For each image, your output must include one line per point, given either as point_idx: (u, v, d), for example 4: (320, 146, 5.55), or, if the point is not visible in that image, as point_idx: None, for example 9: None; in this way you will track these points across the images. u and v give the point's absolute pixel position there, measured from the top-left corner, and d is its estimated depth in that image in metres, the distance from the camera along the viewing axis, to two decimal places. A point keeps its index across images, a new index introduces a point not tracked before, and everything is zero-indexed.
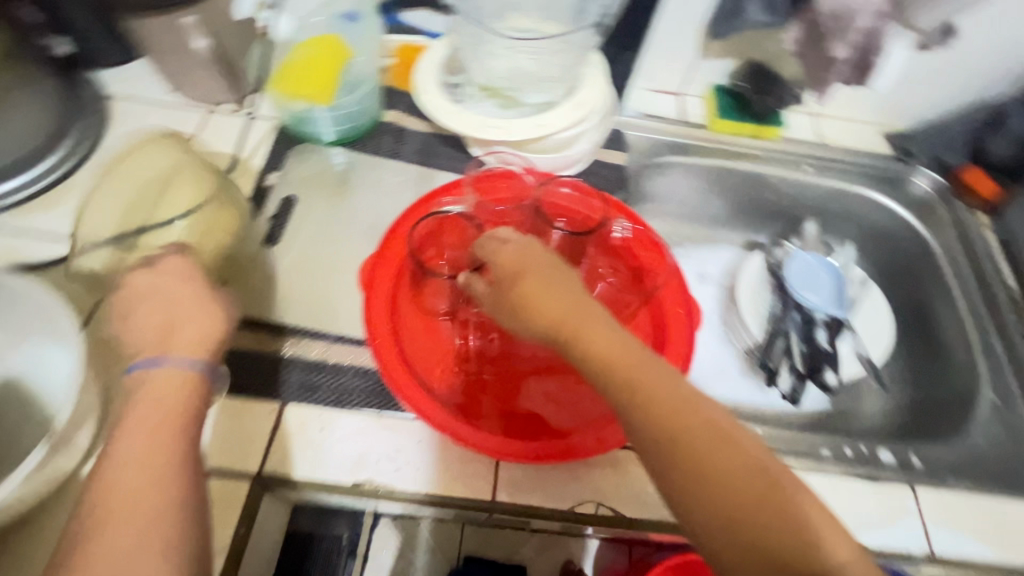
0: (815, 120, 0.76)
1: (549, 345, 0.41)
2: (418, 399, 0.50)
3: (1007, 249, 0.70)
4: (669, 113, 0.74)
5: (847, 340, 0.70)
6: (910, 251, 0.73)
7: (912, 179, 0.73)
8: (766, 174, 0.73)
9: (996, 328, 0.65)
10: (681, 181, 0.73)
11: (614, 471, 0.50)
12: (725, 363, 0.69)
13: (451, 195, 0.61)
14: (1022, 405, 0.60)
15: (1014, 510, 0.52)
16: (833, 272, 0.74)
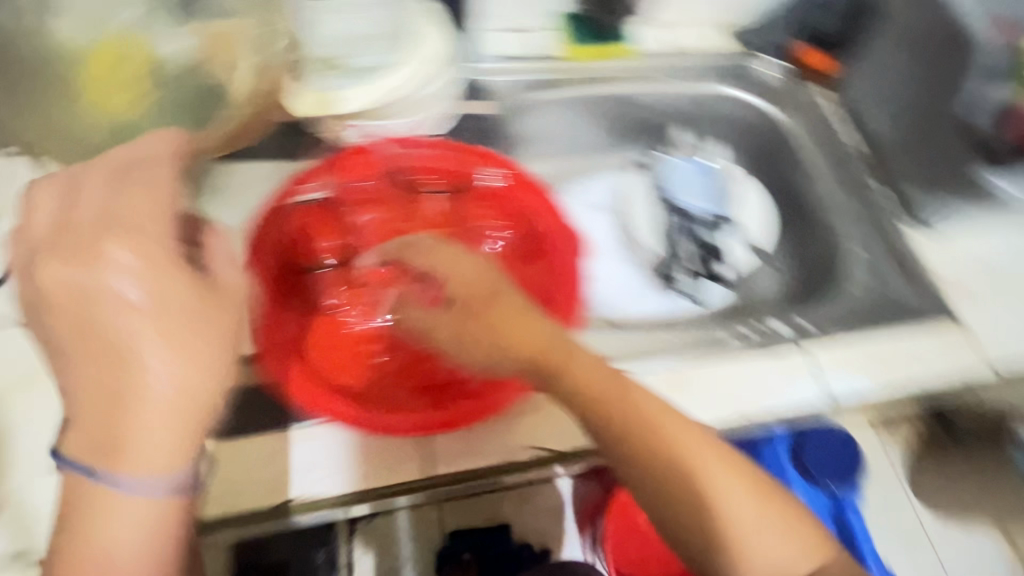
0: (663, 29, 0.74)
1: (526, 373, 0.43)
2: (314, 392, 0.48)
3: (854, 116, 0.73)
4: (521, 49, 0.70)
5: (732, 232, 0.75)
6: (772, 136, 0.76)
7: (758, 68, 0.75)
8: (630, 92, 0.73)
9: (856, 188, 0.69)
10: (551, 117, 0.72)
11: (537, 415, 0.48)
12: (629, 281, 0.72)
13: (312, 181, 0.57)
14: (888, 244, 0.65)
15: (891, 338, 0.56)
16: (708, 172, 0.77)
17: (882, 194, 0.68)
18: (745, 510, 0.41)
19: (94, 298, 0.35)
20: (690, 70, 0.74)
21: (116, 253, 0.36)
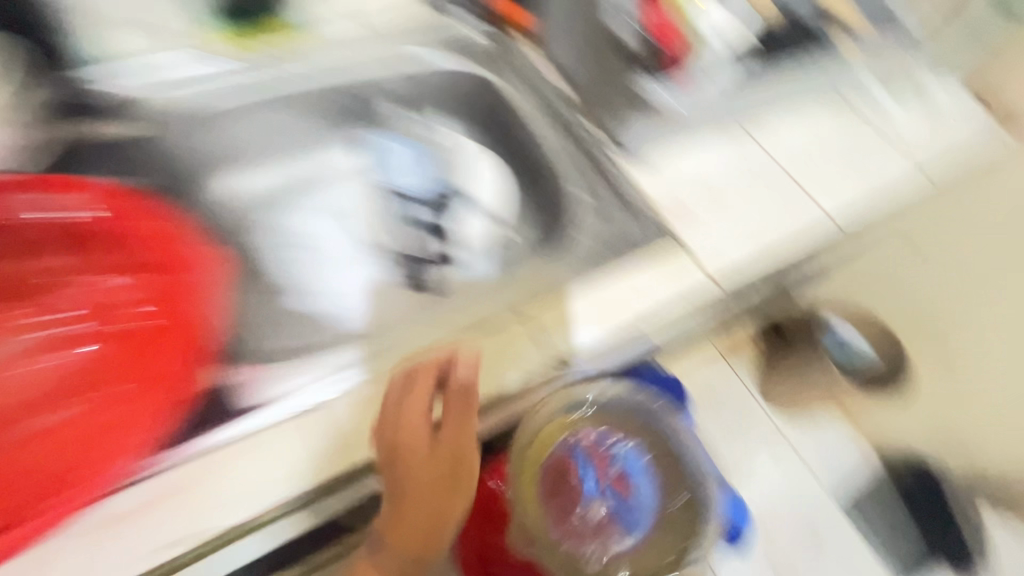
0: (354, 18, 0.74)
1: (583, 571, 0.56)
2: None
3: (554, 64, 0.73)
4: (190, 68, 0.66)
5: (471, 212, 0.76)
6: (490, 96, 0.74)
7: (457, 34, 0.75)
8: (326, 79, 0.70)
9: (566, 133, 0.69)
10: (246, 134, 0.69)
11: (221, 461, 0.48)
12: (382, 291, 0.71)
13: None
14: (616, 211, 0.64)
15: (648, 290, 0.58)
16: (413, 147, 0.78)
17: (592, 138, 0.68)
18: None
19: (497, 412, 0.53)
20: (368, 51, 0.73)
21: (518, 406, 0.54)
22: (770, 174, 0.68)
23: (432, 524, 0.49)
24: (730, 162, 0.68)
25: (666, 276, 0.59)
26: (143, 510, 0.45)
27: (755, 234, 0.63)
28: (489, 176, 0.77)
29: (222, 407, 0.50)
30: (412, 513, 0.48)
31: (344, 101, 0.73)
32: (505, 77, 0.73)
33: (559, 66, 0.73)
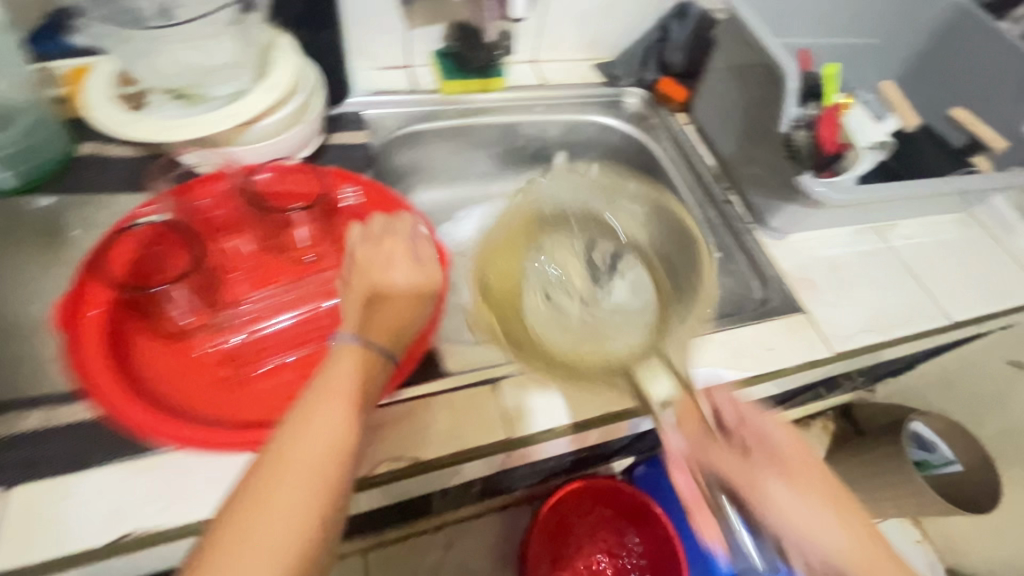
0: (534, 66, 0.87)
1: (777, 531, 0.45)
2: (143, 413, 0.45)
3: (702, 137, 0.85)
4: (398, 86, 0.78)
5: None
6: (641, 157, 0.88)
7: (624, 100, 0.88)
8: (512, 121, 0.82)
9: (709, 200, 0.79)
10: (436, 146, 0.80)
11: (405, 421, 0.53)
12: None
13: (148, 205, 0.54)
14: (750, 277, 0.73)
15: (776, 344, 0.65)
16: None
17: (732, 207, 0.78)
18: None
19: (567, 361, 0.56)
20: (554, 101, 0.85)
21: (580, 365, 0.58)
22: (891, 267, 0.75)
23: (284, 525, 0.32)
24: (858, 249, 0.76)
25: (795, 339, 0.66)
26: (361, 438, 0.50)
27: (875, 318, 0.69)
28: None
29: (441, 372, 0.57)
30: (298, 462, 0.34)
31: (523, 139, 0.85)
32: (658, 140, 0.86)
33: (706, 139, 0.84)
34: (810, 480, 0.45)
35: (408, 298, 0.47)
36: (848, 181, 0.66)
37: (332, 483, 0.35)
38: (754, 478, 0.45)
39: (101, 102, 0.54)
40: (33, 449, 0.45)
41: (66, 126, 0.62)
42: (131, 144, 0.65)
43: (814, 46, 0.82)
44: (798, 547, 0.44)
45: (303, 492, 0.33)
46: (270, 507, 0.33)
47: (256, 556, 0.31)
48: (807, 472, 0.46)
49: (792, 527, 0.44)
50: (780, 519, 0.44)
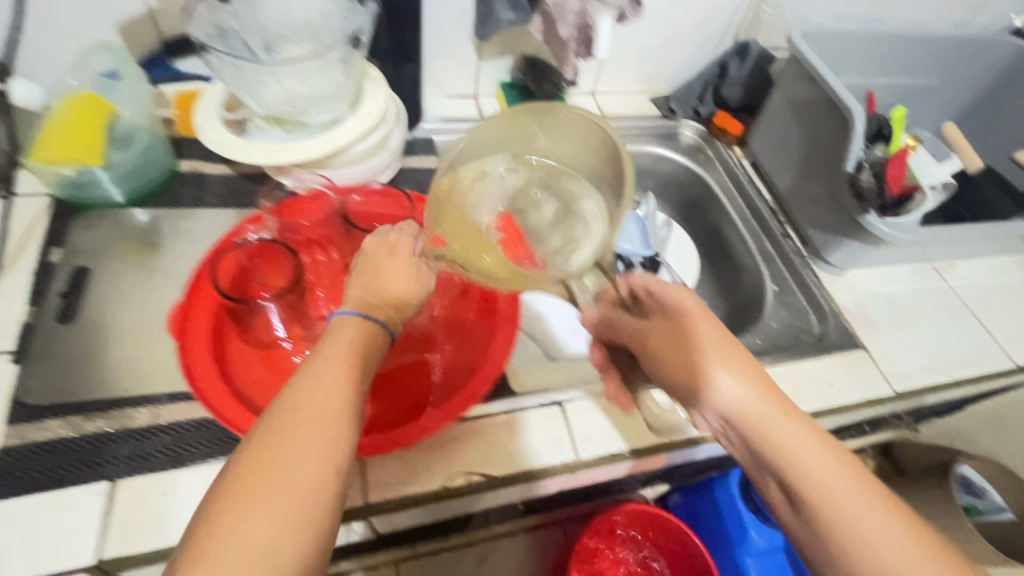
0: (594, 98, 0.90)
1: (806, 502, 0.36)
2: (243, 419, 0.48)
3: (757, 170, 0.87)
4: (467, 114, 0.82)
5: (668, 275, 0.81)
6: (696, 188, 0.89)
7: (680, 131, 0.90)
8: None
9: (765, 233, 0.81)
10: None
11: (477, 440, 0.55)
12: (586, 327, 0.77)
13: (253, 224, 0.59)
14: (807, 312, 0.74)
15: (835, 381, 0.65)
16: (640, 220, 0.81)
17: (790, 242, 0.79)
18: (870, 520, 0.34)
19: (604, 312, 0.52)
20: None
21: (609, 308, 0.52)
22: (952, 308, 0.75)
23: (303, 471, 0.31)
24: (917, 288, 0.76)
25: (855, 377, 0.66)
26: (435, 450, 0.53)
27: (936, 359, 0.69)
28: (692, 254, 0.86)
29: (509, 393, 0.59)
30: (310, 409, 0.33)
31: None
32: (713, 172, 0.88)
33: (761, 172, 0.86)
34: (704, 330, 0.42)
35: (405, 285, 0.46)
36: (912, 224, 0.67)
37: (348, 436, 0.34)
38: (653, 338, 0.45)
39: (212, 126, 0.59)
40: (142, 444, 0.49)
41: (171, 146, 0.68)
42: (224, 163, 0.70)
43: (874, 86, 0.84)
44: (684, 394, 0.43)
45: (315, 438, 0.32)
46: (286, 453, 0.31)
47: (277, 501, 0.30)
48: (711, 329, 0.43)
49: (678, 370, 0.42)
50: (668, 369, 0.43)
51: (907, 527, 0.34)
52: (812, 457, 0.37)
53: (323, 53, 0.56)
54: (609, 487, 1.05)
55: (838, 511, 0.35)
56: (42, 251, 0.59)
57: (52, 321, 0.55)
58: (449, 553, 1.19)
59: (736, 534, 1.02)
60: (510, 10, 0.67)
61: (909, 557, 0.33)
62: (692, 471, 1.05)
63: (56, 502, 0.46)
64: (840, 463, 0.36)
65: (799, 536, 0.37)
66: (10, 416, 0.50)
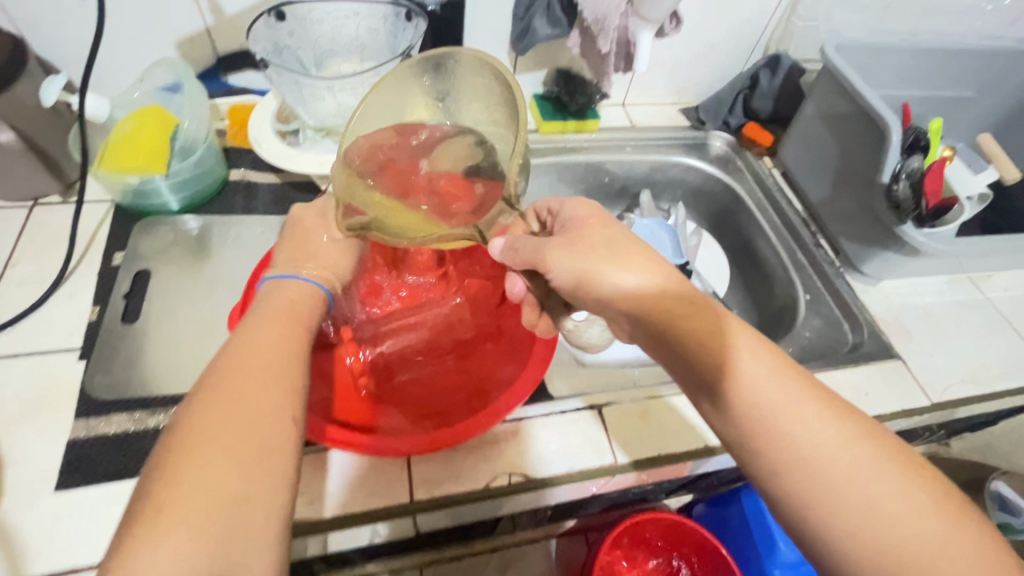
0: (624, 109, 0.92)
1: (779, 444, 0.38)
2: None
3: (787, 180, 0.88)
4: None
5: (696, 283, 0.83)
6: (725, 198, 0.90)
7: (710, 142, 0.92)
8: (602, 160, 0.87)
9: (796, 243, 0.81)
10: (532, 181, 0.85)
11: (517, 441, 0.56)
12: None
13: None
14: (842, 322, 0.74)
15: (872, 390, 0.65)
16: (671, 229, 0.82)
17: (823, 251, 0.79)
18: (780, 396, 0.39)
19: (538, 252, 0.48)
20: (642, 142, 0.89)
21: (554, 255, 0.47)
22: (989, 320, 0.74)
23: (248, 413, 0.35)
24: (953, 299, 0.76)
25: (891, 387, 0.66)
26: (477, 451, 0.55)
27: (975, 371, 0.69)
28: (720, 262, 0.88)
29: (547, 396, 0.60)
30: (248, 369, 0.37)
31: (611, 177, 0.89)
32: (743, 182, 0.89)
33: (791, 183, 0.87)
34: (598, 237, 0.47)
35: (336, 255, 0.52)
36: (947, 234, 0.67)
37: (294, 387, 0.38)
38: (552, 251, 0.47)
39: (267, 138, 0.62)
40: None
41: (223, 156, 0.71)
42: (272, 172, 0.73)
43: (908, 98, 0.84)
44: (599, 304, 0.47)
45: (264, 396, 0.36)
46: (225, 402, 0.35)
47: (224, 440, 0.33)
48: (623, 242, 0.47)
49: (586, 279, 0.45)
50: (574, 281, 0.46)
51: (814, 398, 0.39)
52: (727, 346, 0.41)
53: (377, 69, 0.59)
54: (635, 496, 1.05)
55: (751, 391, 0.40)
56: (105, 254, 0.63)
57: (115, 320, 0.58)
58: (473, 558, 1.20)
59: (763, 546, 1.01)
60: (549, 27, 0.69)
61: (815, 422, 0.38)
62: (720, 481, 1.04)
63: (122, 492, 0.49)
64: (753, 352, 0.41)
65: (725, 432, 0.41)
66: (77, 410, 0.52)
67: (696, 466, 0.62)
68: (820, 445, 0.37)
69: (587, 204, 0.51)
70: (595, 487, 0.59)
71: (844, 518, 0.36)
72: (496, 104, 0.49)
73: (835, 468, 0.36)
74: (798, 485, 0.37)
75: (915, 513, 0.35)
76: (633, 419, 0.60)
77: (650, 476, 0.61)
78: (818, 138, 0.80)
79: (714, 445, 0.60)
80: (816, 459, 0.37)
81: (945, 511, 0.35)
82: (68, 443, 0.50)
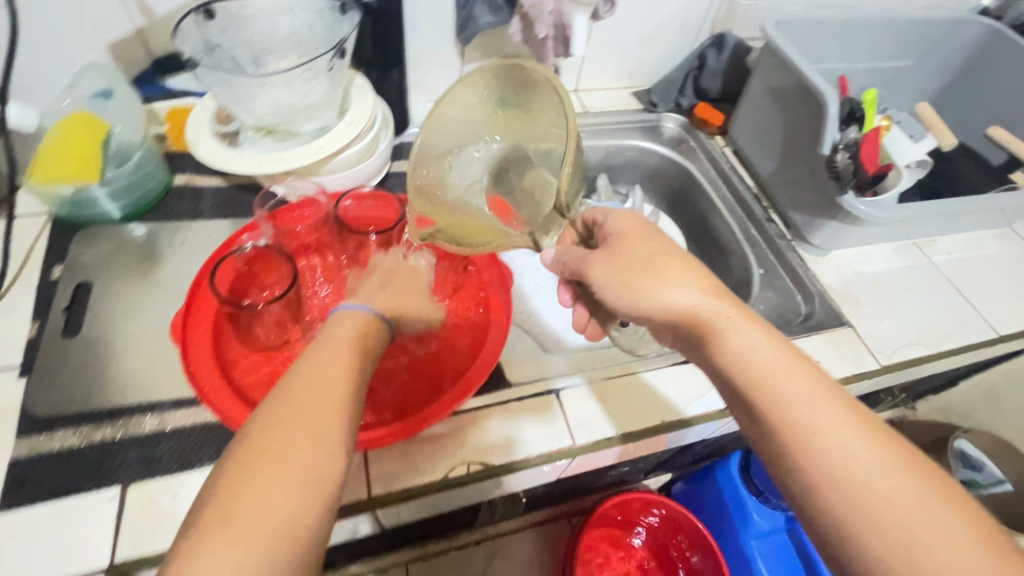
0: (577, 95, 0.92)
1: (805, 453, 0.39)
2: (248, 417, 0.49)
3: (739, 157, 0.89)
4: None
5: None
6: (681, 178, 0.91)
7: (663, 124, 0.92)
8: None
9: (750, 219, 0.83)
10: None
11: (474, 429, 0.56)
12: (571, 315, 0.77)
13: (249, 233, 0.60)
14: (796, 293, 0.75)
15: (823, 357, 0.67)
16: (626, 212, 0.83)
17: (775, 225, 0.81)
18: (817, 413, 0.39)
19: (581, 265, 0.51)
20: (597, 128, 0.90)
21: (592, 268, 0.50)
22: (935, 283, 0.76)
23: (304, 447, 0.35)
24: (900, 264, 0.78)
25: (842, 353, 0.68)
26: (435, 442, 0.55)
27: (921, 332, 0.71)
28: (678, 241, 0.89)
29: (507, 384, 0.60)
30: (310, 404, 0.37)
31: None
32: (697, 162, 0.90)
33: (743, 160, 0.89)
34: (637, 250, 0.49)
35: (404, 281, 0.55)
36: (889, 201, 0.69)
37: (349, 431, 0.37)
38: (594, 265, 0.50)
39: (204, 140, 0.61)
40: (150, 449, 0.50)
41: (164, 160, 0.69)
42: (218, 175, 0.72)
43: (851, 71, 0.86)
44: (638, 316, 0.49)
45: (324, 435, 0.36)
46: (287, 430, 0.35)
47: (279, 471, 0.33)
48: (663, 258, 0.48)
49: (625, 295, 0.48)
50: (614, 292, 0.49)
51: (855, 421, 0.39)
52: (762, 359, 0.42)
53: (309, 63, 0.57)
54: (612, 478, 1.06)
55: (785, 399, 0.40)
56: (44, 268, 0.61)
57: (56, 334, 0.57)
58: (458, 551, 1.20)
59: (738, 517, 1.03)
60: (490, 14, 0.69)
61: (852, 442, 0.38)
62: (695, 457, 1.06)
63: (69, 507, 0.48)
64: (793, 368, 0.41)
65: (762, 443, 0.42)
66: (18, 429, 0.51)
67: (657, 441, 0.62)
68: (859, 465, 0.37)
69: (632, 218, 0.51)
70: (558, 468, 0.60)
71: (877, 534, 0.35)
72: (535, 104, 0.50)
73: (869, 492, 0.36)
74: (833, 502, 0.37)
75: (950, 538, 0.34)
76: (591, 398, 0.60)
77: (612, 454, 0.61)
78: (771, 115, 0.80)
79: (670, 419, 0.60)
80: (849, 476, 0.37)
81: (985, 546, 0.34)
82: (11, 462, 0.49)
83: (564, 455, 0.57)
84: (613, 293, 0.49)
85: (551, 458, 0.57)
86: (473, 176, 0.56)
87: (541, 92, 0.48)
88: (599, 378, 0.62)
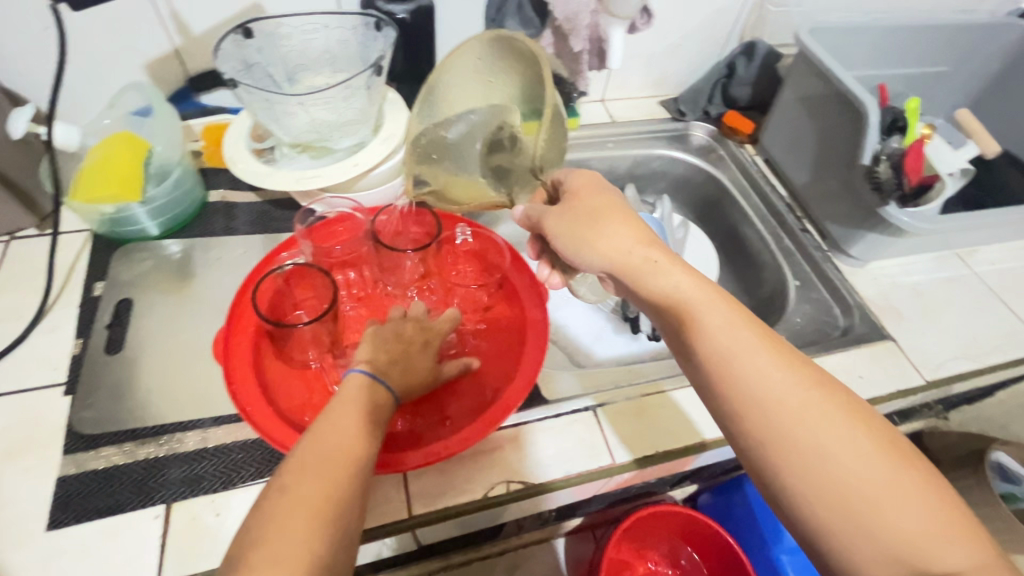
0: (604, 105, 0.92)
1: (763, 423, 0.37)
2: (290, 436, 0.49)
3: (770, 166, 0.88)
4: None
5: None
6: (710, 187, 0.90)
7: (691, 133, 0.91)
8: (584, 158, 0.86)
9: (783, 229, 0.81)
10: None
11: (513, 447, 0.56)
12: (602, 328, 0.76)
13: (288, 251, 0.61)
14: (834, 306, 0.74)
15: (866, 372, 0.65)
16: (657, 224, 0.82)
17: (809, 236, 0.79)
18: (772, 377, 0.38)
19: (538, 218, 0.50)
20: (624, 138, 0.89)
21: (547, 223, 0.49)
22: (978, 294, 0.74)
23: (326, 486, 0.36)
24: (941, 276, 0.76)
25: (885, 368, 0.66)
26: (473, 459, 0.54)
27: (967, 346, 0.69)
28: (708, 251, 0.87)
29: (544, 400, 0.60)
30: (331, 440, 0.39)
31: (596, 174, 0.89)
32: (727, 171, 0.89)
33: (774, 169, 0.87)
34: (592, 203, 0.47)
35: None
36: (931, 212, 0.67)
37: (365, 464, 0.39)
38: (550, 219, 0.48)
39: (241, 158, 0.61)
40: (193, 468, 0.51)
41: (200, 177, 0.70)
42: (251, 191, 0.72)
43: (885, 79, 0.84)
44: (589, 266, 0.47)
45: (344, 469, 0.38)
46: (312, 475, 0.37)
47: (308, 517, 0.35)
48: (610, 215, 0.47)
49: (576, 250, 0.47)
50: (569, 245, 0.47)
51: (814, 387, 0.37)
52: (721, 330, 0.40)
53: (347, 81, 0.57)
54: (639, 490, 1.05)
55: (745, 371, 0.38)
56: (86, 286, 0.62)
57: (98, 352, 0.57)
58: (481, 562, 1.20)
59: (768, 531, 1.02)
60: (521, 27, 0.69)
61: (769, 369, 0.38)
62: (723, 469, 1.04)
63: (115, 526, 0.48)
64: (750, 339, 0.39)
65: (692, 378, 0.42)
66: (65, 446, 0.52)
67: (696, 459, 0.61)
68: (813, 434, 0.36)
69: (587, 174, 0.50)
70: (596, 486, 0.59)
71: (830, 502, 0.34)
72: (524, 71, 0.50)
73: (785, 414, 0.37)
74: (789, 473, 0.36)
75: (903, 503, 0.33)
76: (628, 415, 0.60)
77: (650, 471, 0.61)
78: (805, 124, 0.79)
79: (710, 437, 0.60)
80: (806, 445, 0.36)
81: (889, 458, 0.35)
82: (58, 481, 0.50)
83: (603, 473, 0.57)
84: (567, 245, 0.47)
85: (591, 475, 0.56)
86: (470, 146, 0.53)
87: (535, 60, 0.48)
88: (636, 395, 0.61)
